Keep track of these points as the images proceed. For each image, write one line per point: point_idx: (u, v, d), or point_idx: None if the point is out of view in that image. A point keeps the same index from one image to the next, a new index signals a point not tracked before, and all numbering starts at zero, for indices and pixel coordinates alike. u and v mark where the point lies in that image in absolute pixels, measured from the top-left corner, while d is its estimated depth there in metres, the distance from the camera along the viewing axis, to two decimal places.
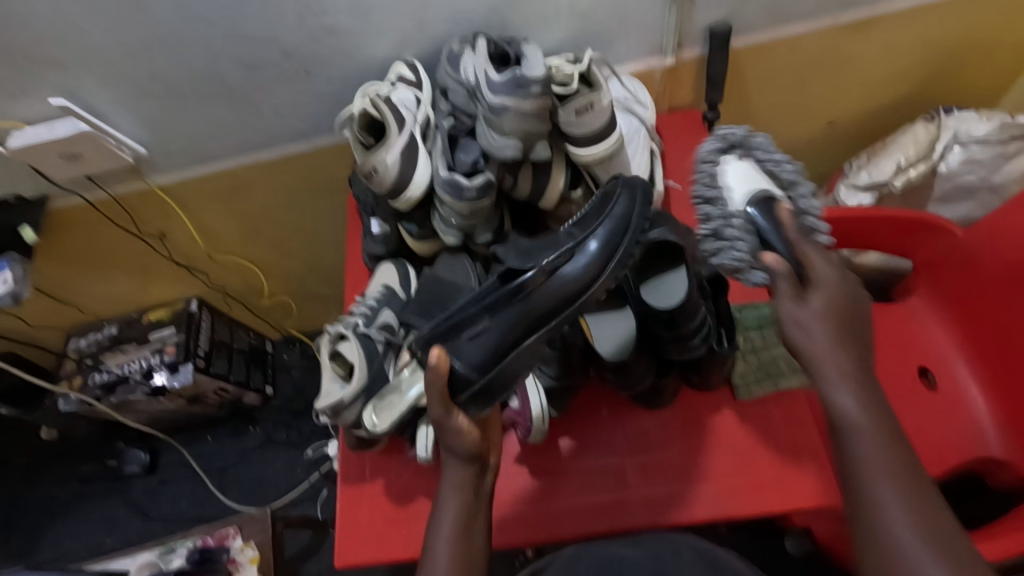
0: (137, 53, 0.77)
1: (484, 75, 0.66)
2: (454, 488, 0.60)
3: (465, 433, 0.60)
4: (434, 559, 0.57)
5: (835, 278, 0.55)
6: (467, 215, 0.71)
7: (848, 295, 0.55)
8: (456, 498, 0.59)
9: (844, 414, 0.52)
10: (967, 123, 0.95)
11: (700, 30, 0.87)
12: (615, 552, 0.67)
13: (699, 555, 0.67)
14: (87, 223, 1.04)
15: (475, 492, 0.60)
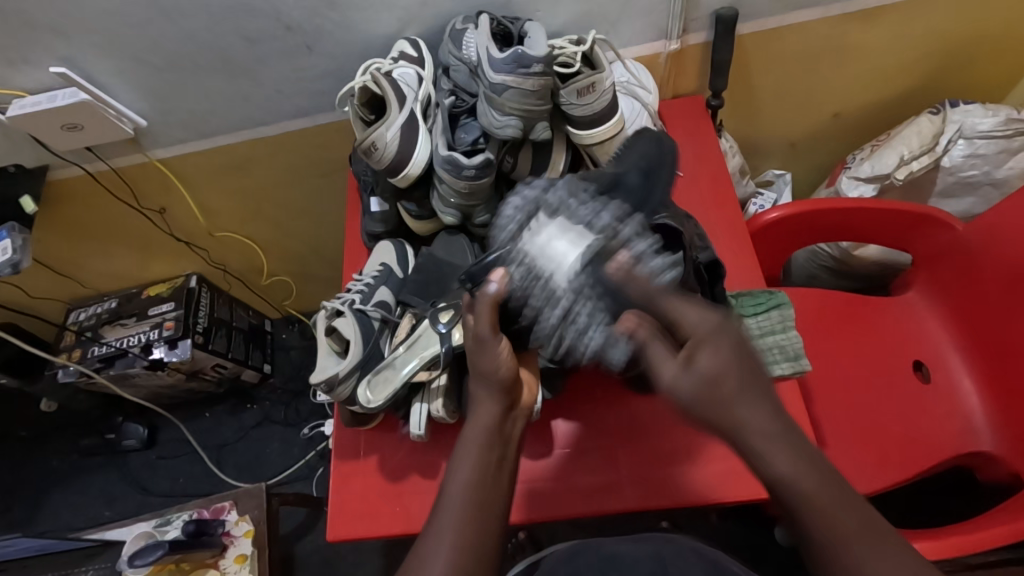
0: (137, 23, 0.77)
1: (486, 52, 0.66)
2: (479, 432, 0.60)
3: (499, 358, 0.60)
4: (441, 521, 0.54)
5: (727, 337, 0.50)
6: (464, 193, 0.71)
7: (728, 367, 0.48)
8: (478, 448, 0.58)
9: (784, 476, 0.47)
10: (973, 117, 0.94)
11: (706, 15, 0.86)
12: (614, 548, 0.71)
13: (701, 556, 0.69)
14: (86, 195, 1.04)
15: (495, 443, 0.59)
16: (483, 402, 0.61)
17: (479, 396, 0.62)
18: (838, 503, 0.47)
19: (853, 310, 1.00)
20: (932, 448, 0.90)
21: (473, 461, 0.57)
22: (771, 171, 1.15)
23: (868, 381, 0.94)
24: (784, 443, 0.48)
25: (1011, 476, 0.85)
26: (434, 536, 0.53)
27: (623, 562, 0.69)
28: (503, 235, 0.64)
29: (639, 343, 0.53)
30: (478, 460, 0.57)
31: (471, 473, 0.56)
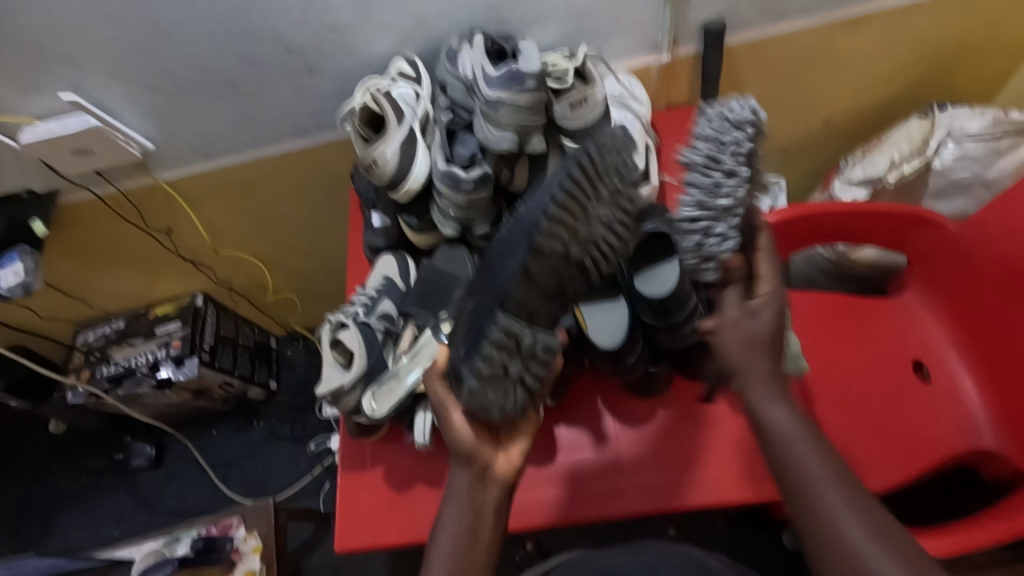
0: (145, 51, 0.80)
1: (481, 69, 0.68)
2: (457, 494, 0.62)
3: (458, 431, 0.62)
4: (433, 562, 0.60)
5: (778, 283, 0.61)
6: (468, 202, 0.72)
7: (776, 330, 0.60)
8: (459, 505, 0.61)
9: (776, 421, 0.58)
10: (961, 120, 0.97)
11: (695, 28, 0.88)
12: (609, 560, 0.72)
13: (690, 560, 0.71)
14: (94, 217, 1.07)
15: (476, 501, 0.61)
16: (458, 469, 0.62)
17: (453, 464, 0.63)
18: (826, 465, 0.56)
19: (849, 313, 1.00)
20: (937, 448, 0.90)
21: (456, 510, 0.61)
22: (765, 178, 1.17)
23: (866, 384, 0.95)
24: (782, 402, 0.59)
25: (1017, 472, 0.85)
26: (429, 568, 0.60)
27: (618, 573, 0.70)
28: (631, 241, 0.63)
29: (727, 280, 0.64)
30: (462, 513, 0.61)
31: (456, 527, 0.60)
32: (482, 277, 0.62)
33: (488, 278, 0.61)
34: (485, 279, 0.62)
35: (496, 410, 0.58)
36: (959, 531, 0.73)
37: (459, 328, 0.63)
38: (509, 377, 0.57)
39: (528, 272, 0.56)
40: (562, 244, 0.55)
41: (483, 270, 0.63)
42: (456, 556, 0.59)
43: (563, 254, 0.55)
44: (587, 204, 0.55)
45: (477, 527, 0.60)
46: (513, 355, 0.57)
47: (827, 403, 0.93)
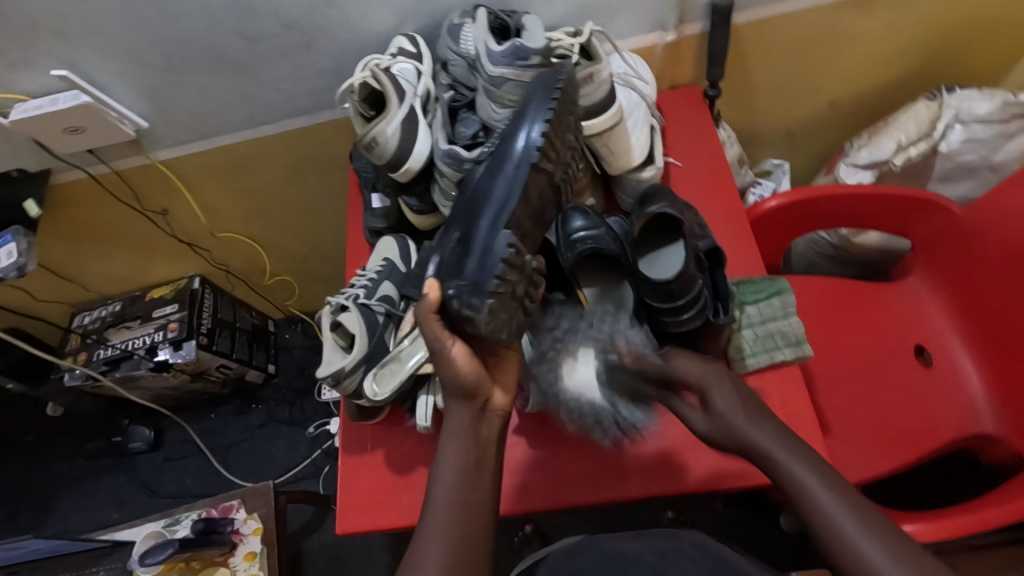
0: (138, 26, 0.77)
1: (484, 45, 0.66)
2: (456, 437, 0.59)
3: (458, 366, 0.57)
4: (429, 522, 0.56)
5: (709, 368, 0.61)
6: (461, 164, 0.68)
7: (743, 398, 0.59)
8: (457, 447, 0.59)
9: (788, 471, 0.54)
10: (969, 102, 0.94)
11: (702, 5, 0.86)
12: (617, 544, 0.72)
13: (705, 553, 0.69)
14: (88, 198, 1.05)
15: (476, 444, 0.59)
16: (456, 405, 0.60)
17: (452, 401, 0.60)
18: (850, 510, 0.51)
19: (850, 296, 1.00)
20: (933, 433, 0.91)
21: (455, 456, 0.58)
22: (768, 161, 1.16)
23: (864, 367, 0.95)
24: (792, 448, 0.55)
25: (1014, 457, 0.86)
26: (426, 536, 0.56)
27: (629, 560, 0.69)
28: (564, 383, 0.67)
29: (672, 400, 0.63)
30: (460, 458, 0.58)
31: (454, 476, 0.57)
32: (458, 206, 0.63)
33: (466, 205, 0.62)
34: (457, 207, 0.63)
35: (508, 332, 0.57)
36: (962, 514, 0.73)
37: (443, 257, 0.61)
38: (515, 296, 0.58)
39: (526, 187, 0.61)
40: (551, 165, 0.63)
41: (461, 199, 0.63)
42: (457, 517, 0.56)
43: (551, 173, 0.63)
44: (565, 131, 0.64)
45: (478, 471, 0.58)
46: (520, 276, 0.59)
47: (824, 385, 0.93)
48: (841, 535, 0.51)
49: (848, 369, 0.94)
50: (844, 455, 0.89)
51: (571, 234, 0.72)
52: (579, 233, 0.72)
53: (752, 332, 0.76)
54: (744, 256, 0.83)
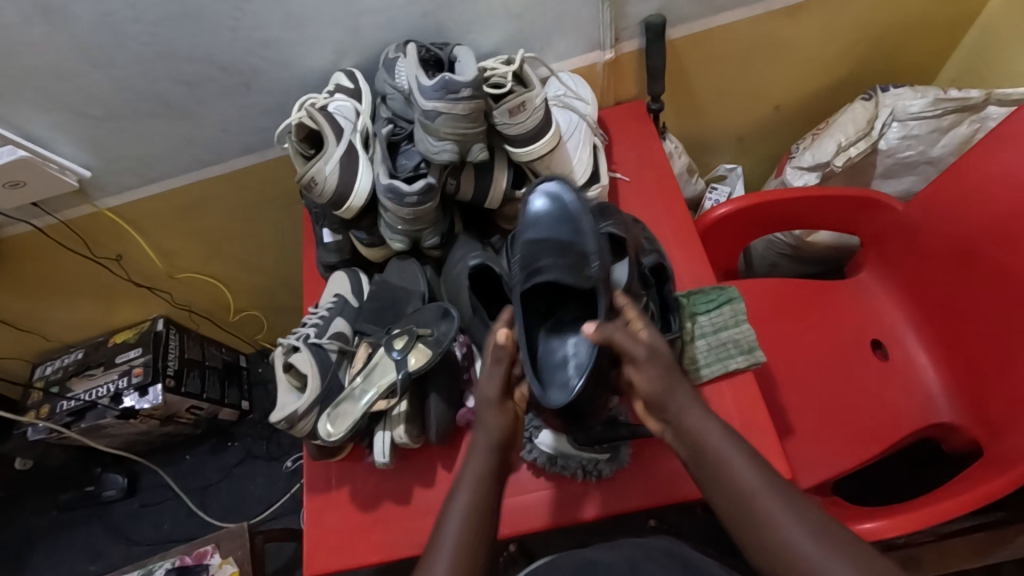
0: (68, 78, 0.76)
1: (415, 80, 0.66)
2: (469, 485, 0.63)
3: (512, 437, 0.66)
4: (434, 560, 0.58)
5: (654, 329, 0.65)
6: (568, 275, 0.66)
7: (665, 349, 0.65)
8: (466, 506, 0.61)
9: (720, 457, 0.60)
10: (903, 100, 0.97)
11: (636, 23, 0.87)
12: (591, 555, 0.72)
13: (672, 556, 0.70)
14: (37, 249, 1.03)
15: (492, 493, 0.63)
16: (482, 453, 0.65)
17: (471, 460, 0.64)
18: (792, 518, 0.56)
19: (804, 295, 1.02)
20: (893, 425, 0.93)
21: (467, 501, 0.62)
22: (722, 166, 1.18)
23: (822, 364, 0.97)
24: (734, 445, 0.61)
25: (972, 444, 0.88)
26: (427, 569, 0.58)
27: (601, 567, 0.70)
28: (551, 449, 0.72)
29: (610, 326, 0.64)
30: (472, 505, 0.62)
31: (459, 527, 0.60)
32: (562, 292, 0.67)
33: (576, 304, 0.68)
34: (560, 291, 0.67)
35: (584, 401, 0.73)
36: (923, 507, 0.75)
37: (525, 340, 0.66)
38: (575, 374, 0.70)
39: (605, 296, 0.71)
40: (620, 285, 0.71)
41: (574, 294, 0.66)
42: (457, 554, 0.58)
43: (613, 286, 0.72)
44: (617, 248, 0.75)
45: (489, 525, 0.61)
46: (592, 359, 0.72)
47: (795, 381, 0.95)
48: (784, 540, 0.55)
49: (807, 370, 0.96)
50: (807, 454, 0.90)
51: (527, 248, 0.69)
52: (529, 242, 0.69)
53: (705, 341, 0.77)
54: (695, 266, 0.84)
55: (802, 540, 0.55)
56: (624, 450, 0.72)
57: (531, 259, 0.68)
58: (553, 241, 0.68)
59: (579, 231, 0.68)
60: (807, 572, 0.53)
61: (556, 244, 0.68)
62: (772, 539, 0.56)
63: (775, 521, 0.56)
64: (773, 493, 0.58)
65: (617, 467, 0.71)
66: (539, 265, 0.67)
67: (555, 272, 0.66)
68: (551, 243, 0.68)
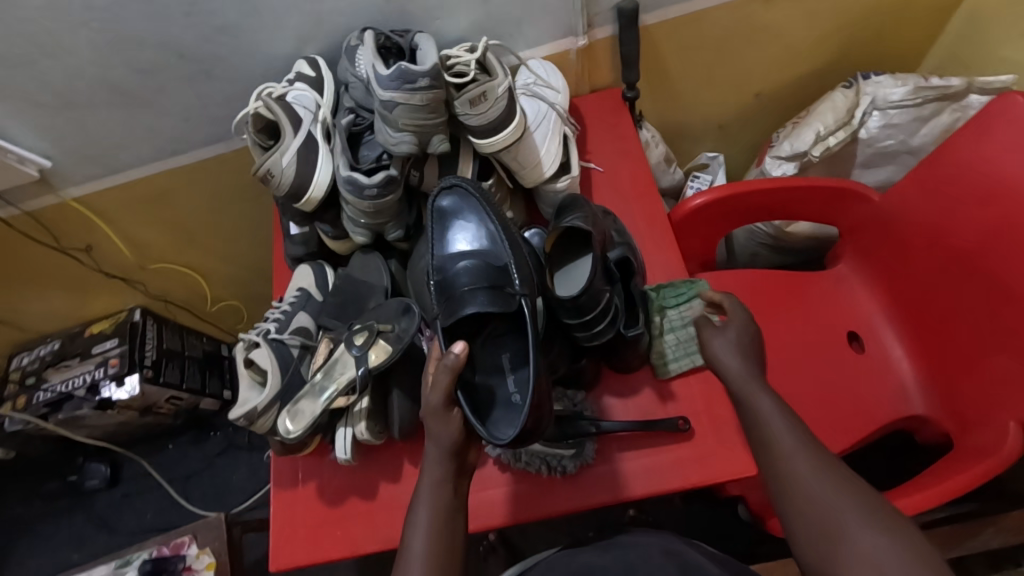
0: (19, 65, 0.74)
1: (372, 68, 0.64)
2: (431, 498, 0.60)
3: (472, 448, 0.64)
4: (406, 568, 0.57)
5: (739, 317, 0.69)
6: (495, 304, 0.61)
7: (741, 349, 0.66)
8: (427, 517, 0.59)
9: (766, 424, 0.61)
10: (883, 88, 0.95)
11: (608, 9, 0.85)
12: (587, 558, 0.72)
13: (669, 557, 0.70)
14: (3, 240, 1.01)
15: (454, 498, 0.61)
16: (434, 462, 0.61)
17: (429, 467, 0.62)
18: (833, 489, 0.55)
19: (782, 286, 1.01)
20: (867, 419, 0.92)
21: (428, 520, 0.59)
22: (704, 154, 1.16)
23: (800, 358, 0.96)
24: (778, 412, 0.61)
25: (944, 436, 0.87)
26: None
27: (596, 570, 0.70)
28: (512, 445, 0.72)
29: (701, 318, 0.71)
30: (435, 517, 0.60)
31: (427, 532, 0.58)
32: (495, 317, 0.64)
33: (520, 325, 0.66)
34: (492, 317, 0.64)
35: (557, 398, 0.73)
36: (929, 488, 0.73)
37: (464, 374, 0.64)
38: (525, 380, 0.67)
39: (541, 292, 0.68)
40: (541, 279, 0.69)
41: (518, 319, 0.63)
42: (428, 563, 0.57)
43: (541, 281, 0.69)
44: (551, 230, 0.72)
45: (454, 535, 0.59)
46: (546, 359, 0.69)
47: (780, 395, 0.91)
48: (828, 509, 0.54)
49: (784, 365, 0.95)
50: None
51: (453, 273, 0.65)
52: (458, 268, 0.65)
53: (676, 336, 0.76)
54: (667, 259, 0.83)
55: (844, 508, 0.53)
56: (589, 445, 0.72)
57: (453, 290, 0.64)
58: (473, 260, 0.65)
59: (494, 241, 0.67)
60: (845, 536, 0.52)
61: (478, 264, 0.65)
62: (810, 504, 0.55)
63: (813, 489, 0.55)
64: (819, 461, 0.57)
65: (580, 462, 0.71)
66: (461, 295, 0.63)
67: (479, 302, 0.61)
68: (471, 266, 0.65)
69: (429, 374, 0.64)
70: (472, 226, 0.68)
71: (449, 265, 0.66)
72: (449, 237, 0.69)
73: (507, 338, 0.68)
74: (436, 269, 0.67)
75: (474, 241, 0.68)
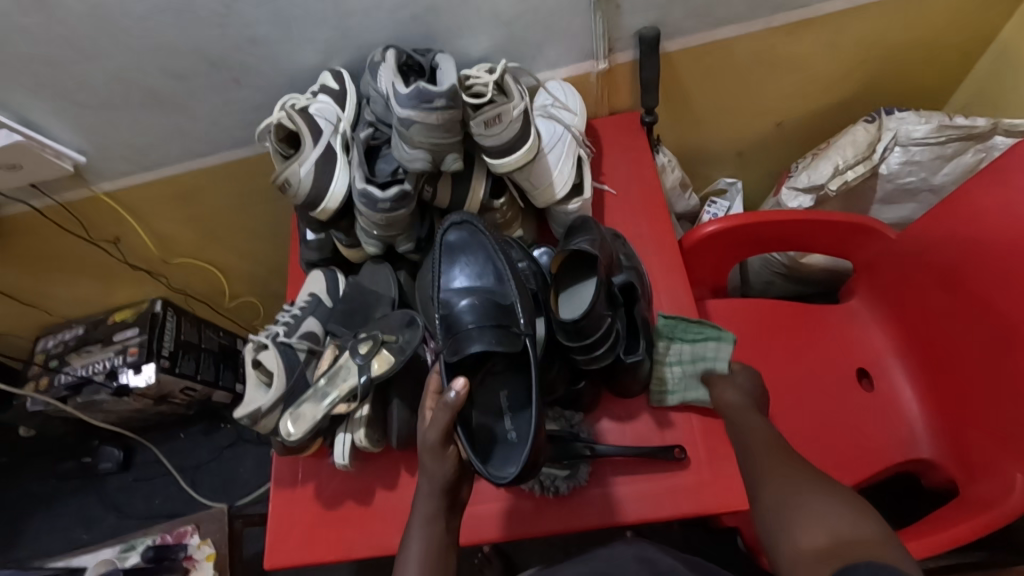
0: (61, 66, 0.78)
1: (391, 87, 0.66)
2: (423, 532, 0.63)
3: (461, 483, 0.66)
4: None
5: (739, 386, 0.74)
6: (502, 342, 0.63)
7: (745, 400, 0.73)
8: (420, 549, 0.62)
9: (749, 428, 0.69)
10: (906, 124, 0.94)
11: (630, 35, 0.86)
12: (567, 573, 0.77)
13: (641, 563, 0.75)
14: (37, 229, 1.06)
15: (445, 533, 0.63)
16: (426, 497, 0.64)
17: (422, 502, 0.64)
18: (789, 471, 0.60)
19: (791, 319, 1.00)
20: (870, 458, 0.91)
21: (418, 555, 0.62)
22: (721, 180, 1.16)
23: (802, 396, 0.95)
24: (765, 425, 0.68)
25: (950, 482, 0.86)
26: None
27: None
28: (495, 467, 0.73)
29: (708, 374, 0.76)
30: (426, 551, 0.62)
31: (417, 566, 0.61)
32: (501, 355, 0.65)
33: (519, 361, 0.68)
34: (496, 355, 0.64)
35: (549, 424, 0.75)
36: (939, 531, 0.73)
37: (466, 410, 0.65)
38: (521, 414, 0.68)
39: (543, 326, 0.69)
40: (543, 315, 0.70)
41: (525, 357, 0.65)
42: None
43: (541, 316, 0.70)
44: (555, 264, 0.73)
45: (445, 569, 0.62)
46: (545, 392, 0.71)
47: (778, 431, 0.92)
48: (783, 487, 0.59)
49: (792, 401, 0.94)
50: None
51: (456, 313, 0.66)
52: (461, 307, 0.66)
53: (679, 368, 0.77)
54: (674, 284, 0.83)
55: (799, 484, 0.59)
56: (584, 468, 0.72)
57: (459, 327, 0.65)
58: (478, 297, 0.66)
59: (499, 279, 0.68)
60: (798, 497, 0.57)
61: (482, 302, 0.65)
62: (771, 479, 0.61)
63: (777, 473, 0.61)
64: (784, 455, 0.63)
65: (573, 484, 0.72)
66: (466, 332, 0.64)
67: (485, 340, 0.62)
68: (475, 303, 0.65)
69: (427, 410, 0.65)
70: (477, 263, 0.70)
71: (454, 301, 0.66)
72: (453, 272, 0.70)
73: (509, 375, 0.69)
74: (440, 304, 0.67)
75: (478, 279, 0.69)
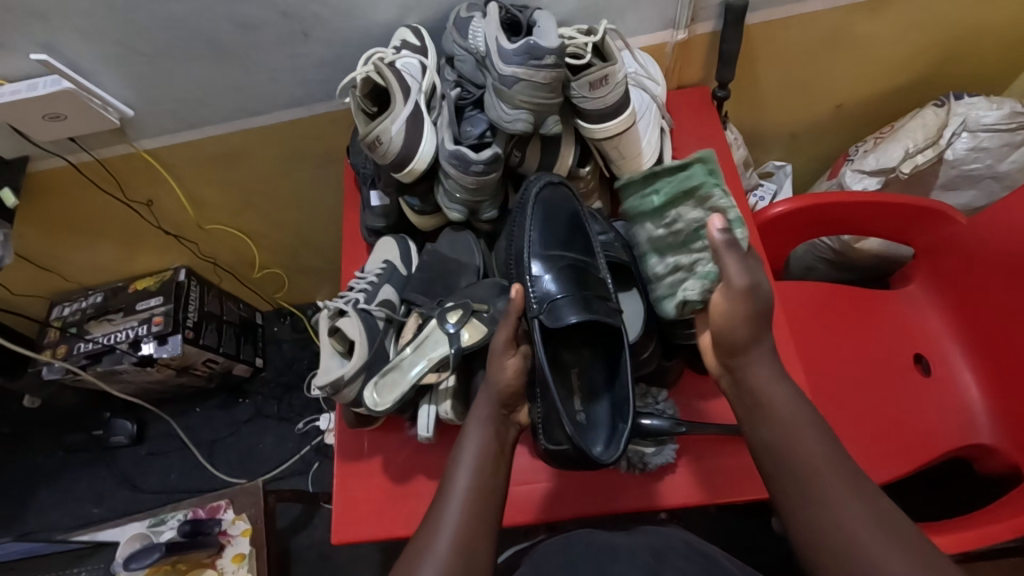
0: (122, 9, 0.73)
1: (495, 42, 0.63)
2: (479, 427, 0.63)
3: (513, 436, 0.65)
4: (449, 493, 0.60)
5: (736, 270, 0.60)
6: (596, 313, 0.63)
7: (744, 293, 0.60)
8: (478, 445, 0.62)
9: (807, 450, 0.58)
10: (976, 110, 0.94)
11: (715, 4, 0.83)
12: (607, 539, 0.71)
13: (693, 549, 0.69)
14: (70, 187, 1.00)
15: (498, 436, 0.63)
16: (482, 399, 0.65)
17: (481, 417, 0.64)
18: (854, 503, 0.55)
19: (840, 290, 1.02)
20: (927, 442, 0.91)
21: (475, 448, 0.62)
22: (771, 163, 1.15)
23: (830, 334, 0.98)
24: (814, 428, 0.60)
25: (1008, 468, 0.86)
26: (437, 519, 0.58)
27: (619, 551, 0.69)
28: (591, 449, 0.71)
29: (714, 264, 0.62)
30: (481, 453, 0.62)
31: (475, 461, 0.61)
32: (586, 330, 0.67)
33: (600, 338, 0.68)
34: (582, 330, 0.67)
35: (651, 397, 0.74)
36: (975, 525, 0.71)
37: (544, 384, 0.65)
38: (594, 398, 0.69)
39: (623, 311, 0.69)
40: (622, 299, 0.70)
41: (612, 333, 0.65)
42: (472, 492, 0.60)
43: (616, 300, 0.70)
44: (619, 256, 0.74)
45: (495, 472, 0.61)
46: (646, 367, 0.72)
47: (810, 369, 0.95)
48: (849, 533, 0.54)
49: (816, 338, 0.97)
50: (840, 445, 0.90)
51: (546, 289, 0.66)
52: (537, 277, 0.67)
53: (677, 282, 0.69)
54: (752, 263, 0.82)
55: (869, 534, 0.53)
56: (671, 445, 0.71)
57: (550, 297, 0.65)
58: (570, 264, 0.68)
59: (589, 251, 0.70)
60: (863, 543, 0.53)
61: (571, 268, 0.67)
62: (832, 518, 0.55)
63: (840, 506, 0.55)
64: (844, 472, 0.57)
65: (662, 461, 0.70)
66: (559, 302, 0.64)
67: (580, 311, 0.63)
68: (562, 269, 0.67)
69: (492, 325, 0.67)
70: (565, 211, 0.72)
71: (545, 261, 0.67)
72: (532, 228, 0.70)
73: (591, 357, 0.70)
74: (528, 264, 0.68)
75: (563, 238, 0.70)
